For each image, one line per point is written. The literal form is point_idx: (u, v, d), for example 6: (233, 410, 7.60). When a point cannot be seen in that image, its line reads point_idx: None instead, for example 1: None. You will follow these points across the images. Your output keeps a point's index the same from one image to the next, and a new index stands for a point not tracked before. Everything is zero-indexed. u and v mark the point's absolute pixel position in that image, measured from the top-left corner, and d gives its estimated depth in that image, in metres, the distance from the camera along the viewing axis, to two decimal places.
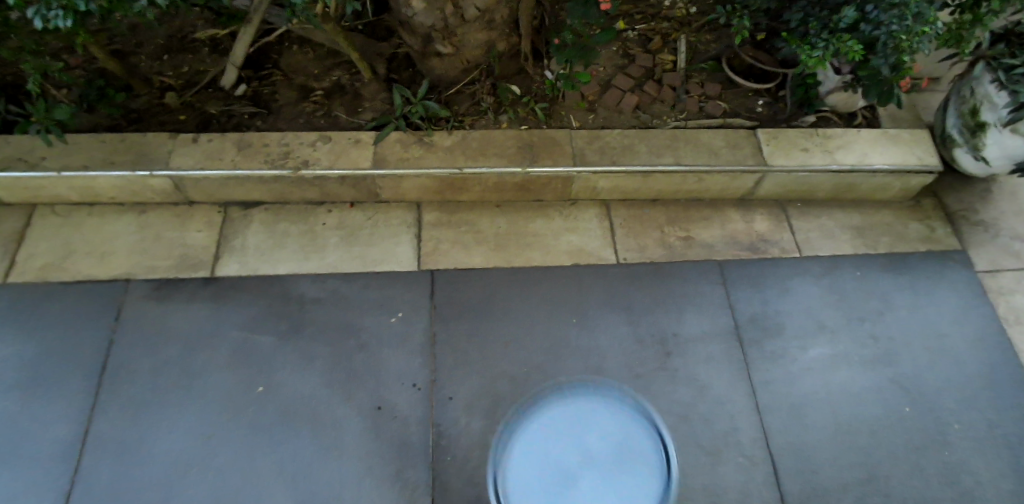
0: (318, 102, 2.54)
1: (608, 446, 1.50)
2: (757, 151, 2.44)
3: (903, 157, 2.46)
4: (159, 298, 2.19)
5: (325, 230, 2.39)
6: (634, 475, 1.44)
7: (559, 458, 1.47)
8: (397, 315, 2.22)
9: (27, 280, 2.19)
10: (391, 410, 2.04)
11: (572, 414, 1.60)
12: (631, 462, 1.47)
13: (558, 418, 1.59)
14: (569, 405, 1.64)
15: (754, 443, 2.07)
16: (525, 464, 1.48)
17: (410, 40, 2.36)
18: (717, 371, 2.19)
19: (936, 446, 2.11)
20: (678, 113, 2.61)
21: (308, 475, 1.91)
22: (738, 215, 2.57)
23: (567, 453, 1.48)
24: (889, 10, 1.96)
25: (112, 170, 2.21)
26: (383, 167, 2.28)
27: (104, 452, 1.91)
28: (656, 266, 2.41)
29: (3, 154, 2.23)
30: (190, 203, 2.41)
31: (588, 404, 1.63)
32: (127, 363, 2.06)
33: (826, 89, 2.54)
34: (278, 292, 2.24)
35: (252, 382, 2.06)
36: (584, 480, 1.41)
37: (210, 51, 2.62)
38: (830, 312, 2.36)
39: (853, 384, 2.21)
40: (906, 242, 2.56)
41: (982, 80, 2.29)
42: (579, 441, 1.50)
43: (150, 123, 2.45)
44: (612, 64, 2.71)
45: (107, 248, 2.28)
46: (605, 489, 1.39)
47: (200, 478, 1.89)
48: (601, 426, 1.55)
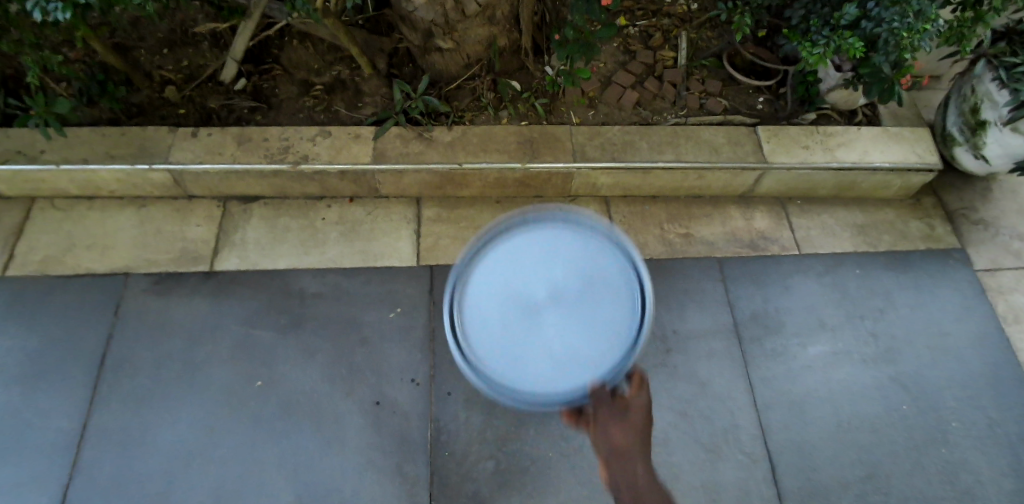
0: (318, 97, 2.53)
1: (576, 279, 1.24)
2: (758, 148, 2.44)
3: (904, 155, 2.46)
4: (159, 291, 2.19)
5: (325, 225, 2.39)
6: (605, 311, 1.20)
7: (519, 290, 1.23)
8: (397, 310, 2.22)
9: (27, 274, 2.19)
10: (391, 405, 2.04)
11: (532, 245, 1.29)
12: (602, 295, 1.22)
13: (516, 249, 1.29)
14: (527, 232, 1.32)
15: (753, 439, 2.08)
16: (480, 298, 1.23)
17: (411, 35, 2.35)
18: (716, 368, 2.20)
19: (935, 443, 2.12)
20: (679, 109, 2.61)
21: (309, 468, 1.92)
22: (739, 212, 2.57)
23: (528, 288, 1.22)
24: (890, 8, 1.97)
25: (112, 163, 2.21)
26: (384, 163, 2.28)
27: (104, 445, 1.91)
28: (657, 263, 2.41)
29: (3, 148, 2.23)
30: (190, 197, 2.41)
31: (551, 227, 1.32)
32: (127, 356, 2.06)
33: (827, 87, 2.52)
34: (277, 287, 2.24)
35: (252, 376, 2.06)
36: (549, 315, 1.18)
37: (211, 46, 2.61)
38: (829, 309, 2.36)
39: (853, 381, 2.21)
40: (907, 240, 2.56)
41: (984, 78, 2.29)
42: (542, 273, 1.24)
43: (152, 117, 2.47)
44: (613, 60, 2.71)
45: (107, 242, 2.28)
46: (573, 324, 1.17)
47: (200, 471, 1.89)
48: (568, 256, 1.28)
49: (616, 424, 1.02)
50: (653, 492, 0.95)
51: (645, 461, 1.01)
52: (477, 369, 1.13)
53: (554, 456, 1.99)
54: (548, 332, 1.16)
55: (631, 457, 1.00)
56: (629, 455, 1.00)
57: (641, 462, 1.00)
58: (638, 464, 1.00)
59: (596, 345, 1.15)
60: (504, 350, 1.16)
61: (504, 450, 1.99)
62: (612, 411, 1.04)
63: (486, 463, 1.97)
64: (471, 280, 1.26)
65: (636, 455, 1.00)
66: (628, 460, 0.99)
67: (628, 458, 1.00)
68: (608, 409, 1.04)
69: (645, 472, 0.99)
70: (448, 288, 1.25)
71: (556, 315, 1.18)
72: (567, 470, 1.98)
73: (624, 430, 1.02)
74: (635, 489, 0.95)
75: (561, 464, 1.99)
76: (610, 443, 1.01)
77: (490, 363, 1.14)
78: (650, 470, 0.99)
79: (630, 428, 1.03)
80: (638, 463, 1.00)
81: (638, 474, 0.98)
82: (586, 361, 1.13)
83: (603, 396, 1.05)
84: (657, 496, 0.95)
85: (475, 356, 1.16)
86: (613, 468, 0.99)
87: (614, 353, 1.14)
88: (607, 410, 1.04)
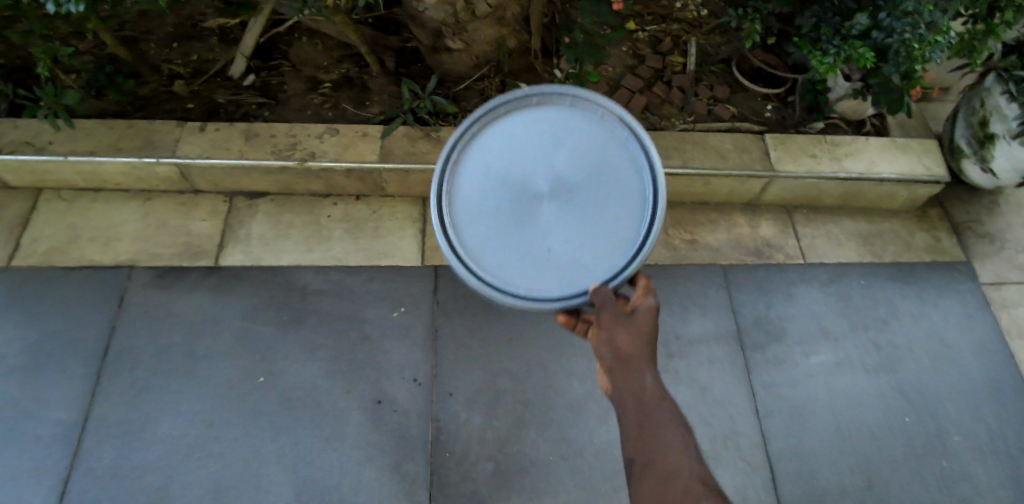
0: (326, 94, 2.53)
1: (579, 169, 1.29)
2: (765, 156, 2.43)
3: (911, 166, 2.45)
4: (162, 284, 2.19)
5: (330, 222, 2.39)
6: (605, 208, 1.25)
7: (519, 178, 1.29)
8: (399, 310, 2.22)
9: (31, 264, 2.19)
10: (391, 404, 2.04)
11: (540, 131, 1.32)
12: (604, 187, 1.27)
13: (522, 134, 1.33)
14: (536, 114, 1.34)
15: (753, 446, 2.08)
16: (482, 184, 1.31)
17: (420, 33, 2.35)
18: (718, 374, 2.20)
19: (935, 455, 2.11)
20: (687, 115, 2.60)
21: (308, 464, 1.93)
22: (744, 219, 2.56)
23: (528, 178, 1.29)
24: (902, 18, 1.95)
25: (119, 156, 2.21)
26: (390, 161, 2.28)
27: (104, 437, 1.91)
28: (660, 268, 2.41)
29: (10, 138, 2.23)
30: (195, 191, 2.41)
31: (558, 112, 1.33)
32: (129, 348, 2.06)
33: (836, 96, 2.52)
34: (281, 283, 2.24)
35: (253, 372, 2.06)
36: (547, 206, 1.26)
37: (219, 41, 2.62)
38: (832, 317, 2.36)
39: (855, 390, 2.21)
40: (912, 251, 2.55)
41: (993, 91, 2.27)
42: (543, 163, 1.29)
43: (157, 109, 2.45)
44: (622, 64, 2.70)
45: (112, 234, 2.28)
46: (569, 217, 1.25)
47: (200, 465, 1.90)
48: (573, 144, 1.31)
49: (620, 329, 1.11)
50: (658, 398, 1.02)
51: (652, 370, 1.07)
52: (473, 253, 1.25)
53: (554, 458, 2.00)
54: (543, 223, 1.25)
55: (638, 363, 1.07)
56: (636, 363, 1.07)
57: (648, 370, 1.06)
58: (645, 372, 1.06)
59: (589, 241, 1.24)
60: (498, 237, 1.26)
61: (504, 451, 1.99)
62: (616, 315, 1.12)
63: (485, 463, 1.97)
64: (472, 162, 1.33)
65: (642, 362, 1.07)
66: (634, 367, 1.07)
67: (634, 364, 1.07)
68: (612, 314, 1.13)
69: (652, 379, 1.05)
70: (443, 169, 1.32)
71: (554, 208, 1.26)
72: (566, 472, 1.98)
73: (627, 335, 1.11)
74: (640, 393, 1.02)
75: (560, 466, 1.99)
76: (616, 346, 1.10)
77: (484, 248, 1.26)
78: (657, 378, 1.05)
79: (634, 333, 1.11)
80: (645, 371, 1.06)
81: (644, 380, 1.05)
82: (577, 256, 1.23)
83: (607, 300, 1.13)
84: (664, 403, 1.01)
85: (470, 238, 1.27)
86: (621, 375, 1.07)
87: (609, 252, 1.22)
88: (611, 315, 1.12)
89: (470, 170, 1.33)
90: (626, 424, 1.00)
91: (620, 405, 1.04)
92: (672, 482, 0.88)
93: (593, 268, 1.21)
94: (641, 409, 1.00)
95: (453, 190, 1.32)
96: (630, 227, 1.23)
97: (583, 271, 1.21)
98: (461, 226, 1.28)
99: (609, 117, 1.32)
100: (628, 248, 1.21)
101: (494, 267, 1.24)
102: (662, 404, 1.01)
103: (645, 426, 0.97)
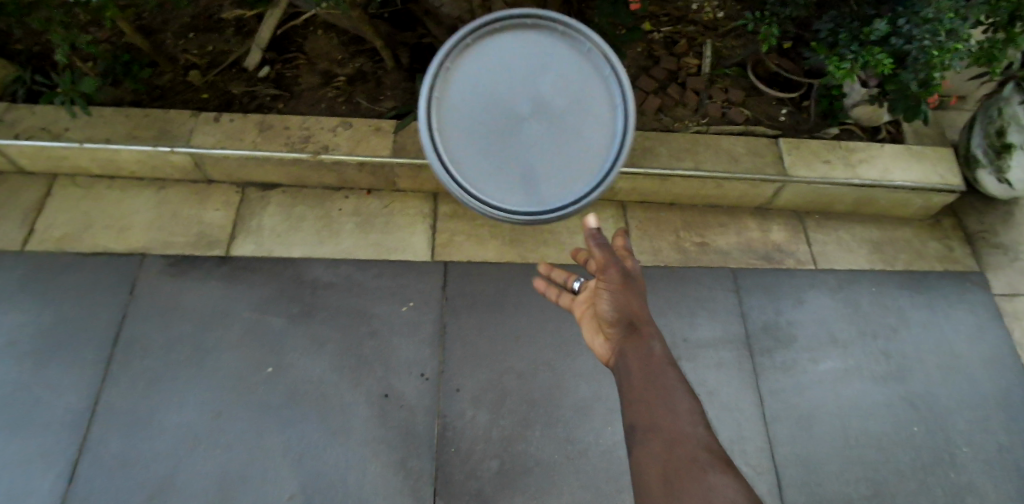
0: (340, 88, 2.54)
1: (561, 98, 1.29)
2: (778, 160, 2.42)
3: (926, 174, 2.43)
4: (174, 273, 2.21)
5: (341, 215, 2.40)
6: (582, 137, 1.29)
7: (503, 96, 1.28)
8: (408, 304, 2.23)
9: (45, 250, 2.21)
10: (398, 399, 2.05)
11: (532, 50, 1.30)
12: (581, 119, 1.30)
13: (512, 54, 1.29)
14: (529, 34, 1.30)
15: (760, 453, 2.07)
16: (465, 95, 1.28)
17: (436, 30, 2.36)
18: (725, 378, 2.19)
19: (942, 466, 2.10)
20: (700, 117, 2.60)
21: (314, 456, 1.94)
22: (755, 223, 2.55)
23: (518, 97, 1.27)
24: (922, 25, 1.93)
25: (134, 144, 2.23)
26: (402, 156, 2.28)
27: (112, 423, 1.93)
28: (670, 270, 2.40)
29: (27, 124, 2.24)
30: (208, 182, 2.42)
31: (549, 35, 1.31)
32: (139, 336, 2.08)
33: (852, 102, 2.51)
34: (292, 275, 2.25)
35: (262, 363, 2.07)
36: (533, 127, 1.27)
37: (235, 32, 2.63)
38: (842, 325, 2.34)
39: (862, 399, 2.19)
40: (924, 259, 2.53)
41: (1011, 100, 2.25)
42: (528, 85, 1.28)
43: (173, 101, 2.47)
44: (636, 65, 2.70)
45: (126, 222, 2.30)
46: (545, 144, 1.28)
47: (207, 454, 1.91)
48: (565, 71, 1.30)
49: (624, 294, 1.20)
50: (665, 364, 1.07)
51: (660, 338, 1.14)
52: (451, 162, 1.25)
53: (559, 458, 2.00)
54: (521, 144, 1.28)
55: (644, 329, 1.15)
56: (642, 329, 1.15)
57: (655, 337, 1.13)
58: (652, 339, 1.14)
59: (567, 165, 1.28)
60: (476, 148, 1.27)
61: (509, 449, 1.99)
62: (621, 278, 1.21)
63: (490, 462, 1.97)
64: (459, 69, 1.28)
65: (647, 327, 1.15)
66: (641, 333, 1.15)
67: (640, 331, 1.15)
68: (617, 275, 1.21)
69: (657, 348, 1.11)
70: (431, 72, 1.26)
71: (540, 128, 1.28)
72: (570, 473, 1.98)
73: (632, 304, 1.20)
74: (647, 357, 1.09)
75: (565, 466, 1.99)
76: (621, 310, 1.19)
77: (462, 159, 1.26)
78: (664, 345, 1.12)
79: (636, 299, 1.20)
80: (652, 338, 1.13)
81: (652, 346, 1.11)
82: (548, 179, 1.28)
83: (610, 258, 1.21)
84: (670, 370, 1.05)
85: (447, 146, 1.26)
86: (628, 341, 1.14)
87: (577, 179, 1.28)
88: (617, 276, 1.21)
89: (457, 77, 1.28)
90: (632, 387, 1.05)
91: (625, 368, 1.09)
92: (678, 448, 0.88)
93: (561, 191, 1.28)
94: (648, 373, 1.05)
95: (445, 99, 1.27)
96: (598, 159, 1.29)
97: (554, 192, 1.28)
98: (452, 130, 1.27)
99: (596, 52, 1.31)
100: (595, 178, 1.28)
101: (472, 174, 1.27)
102: (668, 369, 1.06)
103: (652, 390, 1.01)
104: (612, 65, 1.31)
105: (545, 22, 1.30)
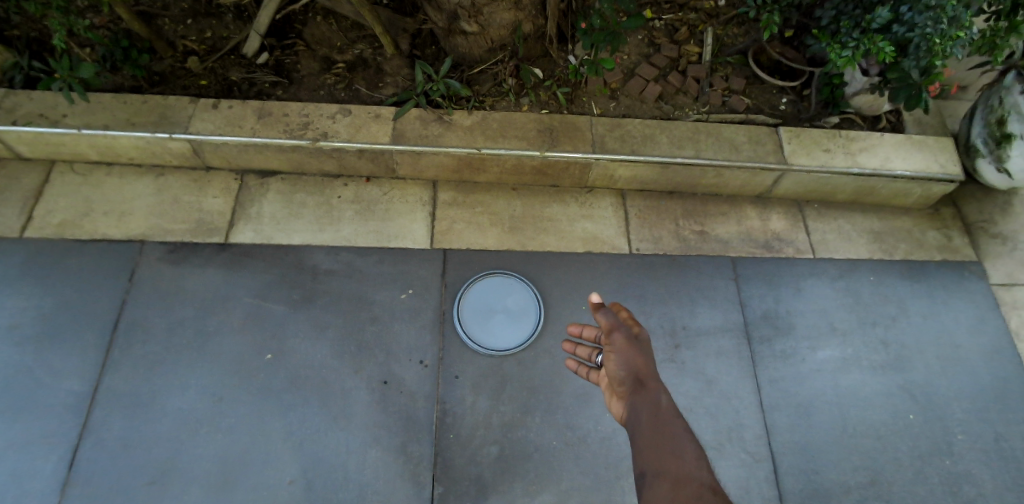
0: (339, 74, 2.54)
1: (506, 319, 2.19)
2: (778, 149, 2.41)
3: (926, 164, 2.43)
4: (174, 260, 2.21)
5: (341, 203, 2.39)
6: (516, 318, 2.20)
7: (499, 276, 2.27)
8: (408, 292, 2.23)
9: (44, 236, 2.21)
10: (399, 385, 2.05)
11: (508, 305, 2.22)
12: (500, 339, 2.15)
13: (501, 293, 2.24)
14: (505, 315, 2.20)
15: (757, 439, 2.08)
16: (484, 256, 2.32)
17: (436, 17, 2.36)
18: (724, 366, 2.20)
19: (939, 454, 2.11)
20: (701, 105, 2.59)
21: (314, 442, 1.95)
22: (755, 212, 2.55)
23: (500, 283, 2.26)
24: (924, 12, 1.91)
25: (133, 130, 2.22)
26: (402, 143, 2.27)
27: (113, 407, 1.93)
28: (670, 259, 2.40)
29: (25, 110, 2.23)
30: (208, 168, 2.41)
31: (507, 322, 2.19)
32: (139, 322, 2.08)
33: (854, 90, 2.53)
34: (291, 262, 2.25)
35: (263, 348, 2.07)
36: (490, 298, 2.22)
37: (234, 18, 2.59)
38: (841, 313, 2.35)
39: (861, 387, 2.20)
40: (923, 249, 2.53)
41: (1012, 90, 2.25)
42: (508, 287, 2.25)
43: (173, 86, 2.46)
44: (638, 52, 2.68)
45: (126, 208, 2.30)
46: (491, 312, 2.19)
47: (208, 438, 1.92)
48: (498, 336, 2.16)
49: (633, 350, 1.14)
50: (673, 416, 1.01)
51: (666, 389, 1.08)
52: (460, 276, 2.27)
53: (558, 445, 2.01)
54: (486, 297, 2.22)
55: (651, 382, 1.09)
56: (649, 382, 1.09)
57: (661, 389, 1.07)
58: (659, 391, 1.08)
59: (497, 324, 2.18)
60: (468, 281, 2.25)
61: (509, 436, 2.01)
62: (627, 338, 1.17)
63: (490, 448, 1.98)
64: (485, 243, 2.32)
65: (653, 379, 1.09)
66: (648, 386, 1.08)
67: (648, 384, 1.08)
68: (623, 336, 1.17)
69: (665, 397, 1.06)
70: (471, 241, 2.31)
71: (491, 301, 2.22)
72: (569, 460, 1.99)
73: (639, 358, 1.14)
74: (656, 409, 1.02)
75: (564, 453, 2.00)
76: (631, 366, 1.13)
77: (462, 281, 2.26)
78: (671, 397, 1.06)
79: (646, 356, 1.14)
80: (659, 389, 1.07)
81: (658, 398, 1.05)
82: (483, 321, 2.18)
83: (615, 322, 1.20)
84: (678, 421, 1.00)
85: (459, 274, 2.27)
86: (636, 395, 1.08)
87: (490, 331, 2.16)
88: (623, 337, 1.17)
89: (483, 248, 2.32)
90: (640, 438, 0.99)
91: (635, 422, 1.02)
92: (686, 488, 0.85)
93: (484, 330, 2.16)
94: (656, 423, 0.99)
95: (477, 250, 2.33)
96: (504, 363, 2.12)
97: (483, 327, 2.17)
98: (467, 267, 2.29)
99: (520, 339, 2.16)
100: (498, 334, 2.16)
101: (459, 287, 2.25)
102: (676, 421, 1.00)
103: (659, 438, 0.96)
104: (522, 349, 2.15)
105: (516, 319, 2.20)
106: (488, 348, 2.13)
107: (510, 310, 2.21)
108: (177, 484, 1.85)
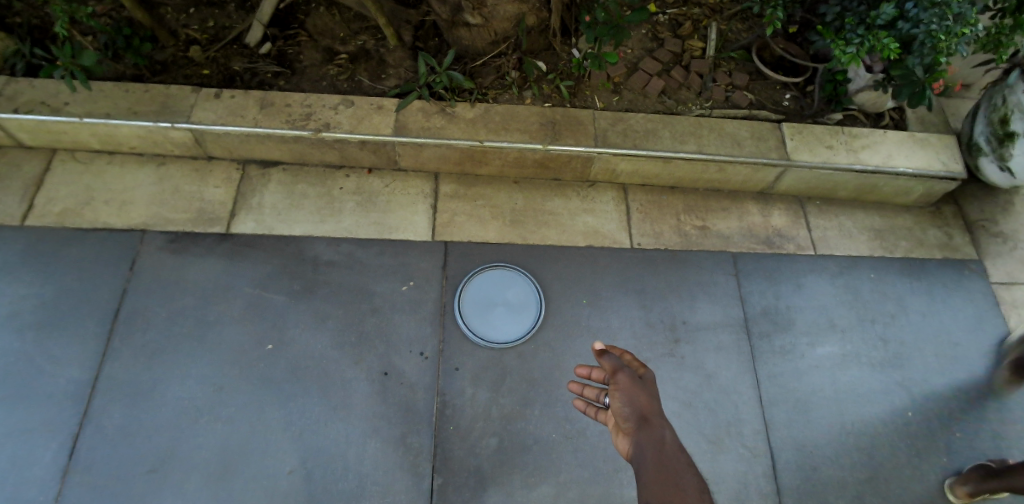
0: (342, 65, 2.53)
1: (507, 309, 2.20)
2: (781, 145, 2.41)
3: (928, 161, 2.44)
4: (175, 250, 2.21)
5: (343, 194, 2.39)
6: (516, 310, 2.20)
7: (501, 268, 2.27)
8: (409, 284, 2.23)
9: (45, 224, 2.21)
10: (399, 376, 2.06)
11: (508, 296, 2.22)
12: (499, 330, 2.16)
13: (501, 284, 2.24)
14: (505, 306, 2.20)
15: (755, 435, 2.09)
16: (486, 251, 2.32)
17: (440, 9, 2.36)
18: (724, 360, 2.20)
19: (936, 451, 2.12)
20: (704, 101, 2.59)
21: (314, 432, 1.95)
22: (757, 208, 2.55)
23: (501, 275, 2.26)
24: (929, 8, 1.90)
25: (135, 119, 2.21)
26: (404, 135, 2.27)
27: (113, 396, 1.94)
28: (671, 254, 2.40)
29: (27, 97, 2.22)
30: (209, 158, 2.41)
31: (506, 314, 2.19)
32: (140, 310, 2.08)
33: (856, 87, 2.52)
34: (292, 252, 2.25)
35: (263, 339, 2.08)
36: (490, 291, 2.22)
37: (236, 8, 2.61)
38: (840, 310, 2.35)
39: (859, 384, 2.21)
40: (924, 247, 2.53)
41: (1016, 88, 2.24)
42: (508, 278, 2.26)
43: (174, 74, 2.45)
44: (642, 46, 2.68)
45: (126, 197, 2.29)
46: (490, 303, 2.20)
47: (208, 428, 1.92)
48: (497, 326, 2.17)
49: (637, 389, 1.14)
50: (677, 453, 1.01)
51: (671, 427, 1.07)
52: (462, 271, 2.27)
53: (558, 437, 2.02)
54: (487, 288, 2.23)
55: (655, 420, 1.08)
56: (654, 419, 1.08)
57: (666, 426, 1.07)
58: (664, 429, 1.07)
59: (496, 316, 2.18)
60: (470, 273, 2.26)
61: (508, 428, 2.01)
62: (633, 377, 1.17)
63: (490, 439, 1.99)
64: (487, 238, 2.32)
65: (658, 417, 1.09)
66: (652, 422, 1.08)
67: (652, 421, 1.08)
68: (627, 376, 1.17)
69: (670, 435, 1.05)
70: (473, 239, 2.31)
71: (491, 293, 2.22)
72: (568, 452, 2.00)
73: (644, 396, 1.13)
74: (660, 445, 1.01)
75: (563, 445, 2.01)
76: (636, 404, 1.11)
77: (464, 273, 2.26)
78: (676, 434, 1.06)
79: (650, 394, 1.13)
80: (664, 427, 1.07)
81: (663, 434, 1.05)
82: (484, 311, 2.18)
83: (619, 364, 1.19)
84: (682, 458, 0.99)
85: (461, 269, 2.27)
86: (640, 433, 1.06)
87: (491, 323, 2.17)
88: (628, 377, 1.17)
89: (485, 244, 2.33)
90: (645, 476, 0.97)
91: (639, 459, 1.01)
92: None
93: (485, 321, 2.17)
94: (660, 459, 0.98)
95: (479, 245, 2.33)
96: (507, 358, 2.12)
97: (484, 318, 2.17)
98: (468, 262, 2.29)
99: (520, 329, 2.17)
100: (497, 325, 2.17)
101: (462, 280, 2.25)
102: (680, 458, 0.99)
103: (663, 472, 0.95)
104: (521, 340, 2.15)
105: (516, 309, 2.21)
106: (488, 341, 2.13)
107: (510, 301, 2.22)
108: (177, 473, 1.85)
